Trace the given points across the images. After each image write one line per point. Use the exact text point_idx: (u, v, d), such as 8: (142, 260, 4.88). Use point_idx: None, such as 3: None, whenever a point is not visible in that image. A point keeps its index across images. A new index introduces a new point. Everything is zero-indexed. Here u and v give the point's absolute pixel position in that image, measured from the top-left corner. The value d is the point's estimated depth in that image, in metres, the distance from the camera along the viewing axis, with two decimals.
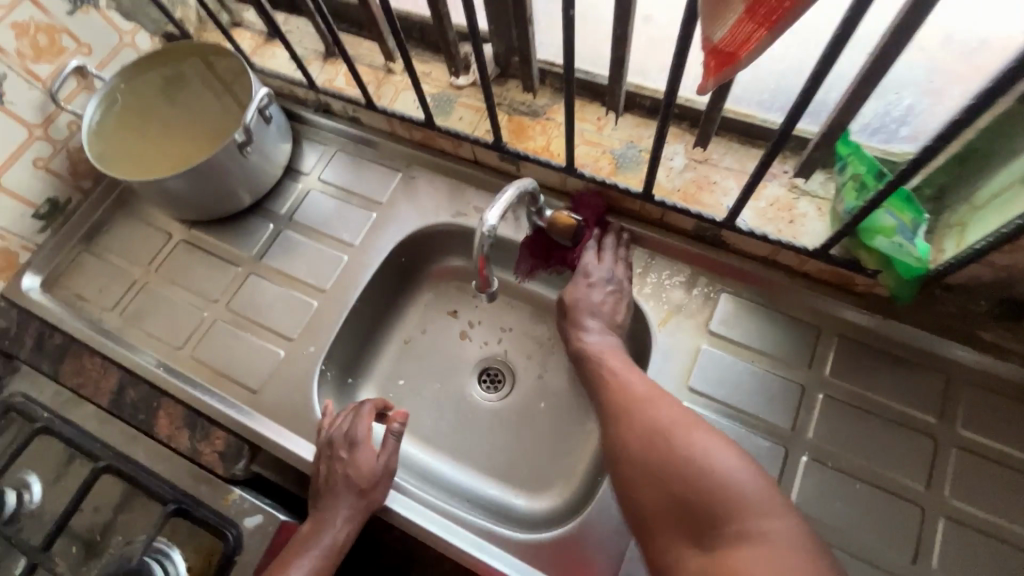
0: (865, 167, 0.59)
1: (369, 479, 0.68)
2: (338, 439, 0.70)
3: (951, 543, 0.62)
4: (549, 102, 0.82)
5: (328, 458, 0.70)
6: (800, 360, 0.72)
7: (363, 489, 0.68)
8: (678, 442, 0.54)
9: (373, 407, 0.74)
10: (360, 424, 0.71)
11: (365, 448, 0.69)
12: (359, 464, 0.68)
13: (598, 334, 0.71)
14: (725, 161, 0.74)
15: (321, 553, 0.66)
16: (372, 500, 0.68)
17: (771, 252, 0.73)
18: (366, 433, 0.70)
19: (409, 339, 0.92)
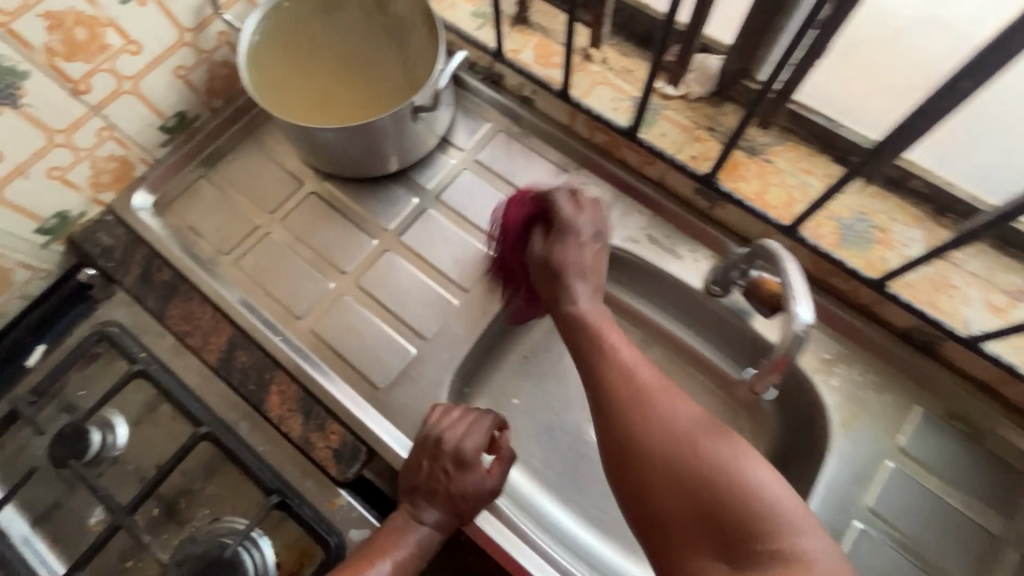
0: None
1: (472, 501, 0.60)
2: (446, 449, 0.60)
3: None
4: (771, 142, 0.71)
5: (430, 459, 0.60)
6: (996, 506, 0.63)
7: (463, 508, 0.60)
8: (701, 455, 0.46)
9: (494, 421, 0.63)
10: (473, 440, 0.60)
11: (475, 468, 0.60)
12: (467, 485, 0.59)
13: (579, 289, 0.56)
14: (972, 265, 0.64)
15: (405, 556, 0.57)
16: (466, 516, 0.61)
17: (998, 380, 0.64)
18: (478, 452, 0.60)
19: (530, 355, 0.83)
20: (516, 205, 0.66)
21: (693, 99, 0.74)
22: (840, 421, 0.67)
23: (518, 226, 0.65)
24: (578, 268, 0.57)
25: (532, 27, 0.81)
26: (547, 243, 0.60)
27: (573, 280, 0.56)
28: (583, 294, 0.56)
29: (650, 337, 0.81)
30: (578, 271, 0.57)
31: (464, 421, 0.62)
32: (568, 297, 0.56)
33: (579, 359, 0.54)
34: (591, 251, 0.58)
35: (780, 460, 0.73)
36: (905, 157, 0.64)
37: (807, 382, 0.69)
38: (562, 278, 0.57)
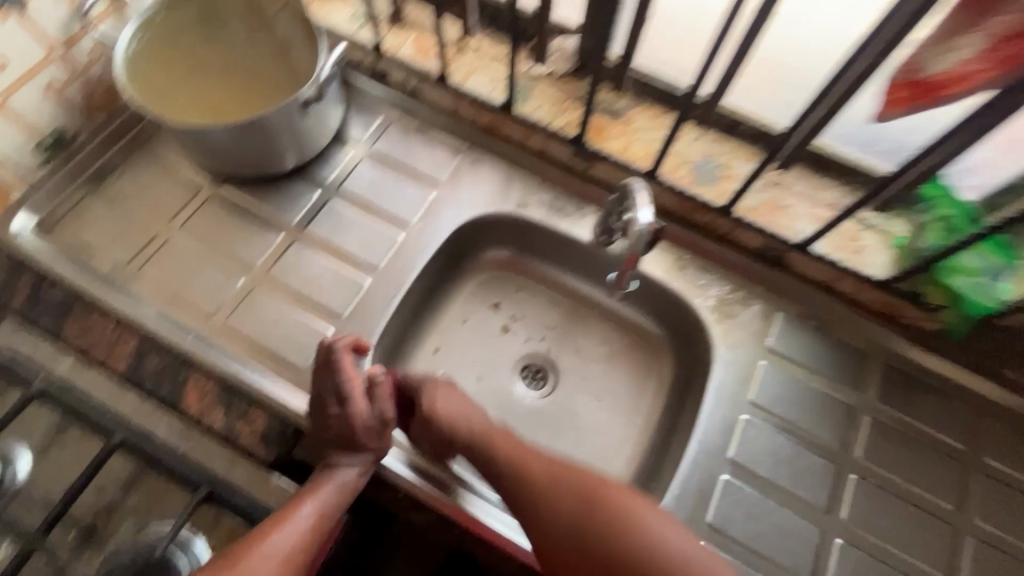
0: (956, 211, 0.64)
1: (371, 434, 0.64)
2: (325, 394, 0.62)
3: (978, 560, 0.67)
4: (630, 105, 0.81)
5: (317, 414, 0.63)
6: (849, 383, 0.76)
7: (367, 441, 0.64)
8: (606, 522, 0.57)
9: (348, 347, 0.65)
10: (343, 375, 0.63)
11: (358, 402, 0.63)
12: (356, 419, 0.62)
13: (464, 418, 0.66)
14: (798, 187, 0.77)
15: (331, 490, 0.61)
16: (378, 449, 0.65)
17: (832, 278, 0.76)
18: (354, 386, 0.63)
19: (439, 347, 0.88)
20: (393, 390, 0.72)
21: (559, 76, 0.84)
22: (721, 333, 0.77)
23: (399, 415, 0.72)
24: (461, 398, 0.68)
25: (408, 26, 0.87)
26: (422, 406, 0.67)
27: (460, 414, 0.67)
28: (472, 417, 0.66)
29: (555, 294, 0.92)
30: (470, 416, 0.67)
31: (329, 363, 0.63)
32: (459, 433, 0.65)
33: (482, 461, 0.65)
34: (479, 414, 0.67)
35: (679, 379, 0.84)
36: (727, 103, 0.76)
37: (687, 306, 0.80)
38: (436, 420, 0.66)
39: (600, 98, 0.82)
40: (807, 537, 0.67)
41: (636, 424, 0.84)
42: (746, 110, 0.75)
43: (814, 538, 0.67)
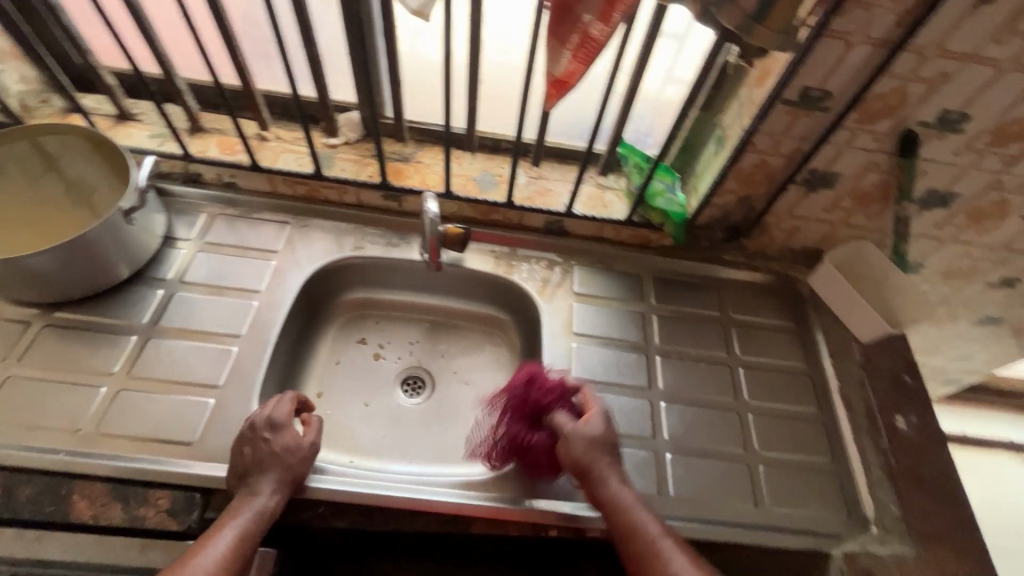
0: (639, 157, 0.97)
1: (296, 456, 0.71)
2: (260, 421, 0.71)
3: (750, 380, 0.95)
4: (416, 150, 1.03)
5: (250, 441, 0.70)
6: (635, 297, 1.03)
7: (293, 464, 0.71)
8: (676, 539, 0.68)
9: (293, 396, 0.76)
10: (282, 408, 0.73)
11: (289, 429, 0.72)
12: (286, 440, 0.71)
13: (613, 478, 0.72)
14: (555, 175, 1.05)
15: (252, 517, 0.65)
16: (300, 474, 0.71)
17: (598, 230, 1.04)
18: (289, 415, 0.73)
19: (322, 392, 0.97)
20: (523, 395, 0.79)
21: (353, 142, 1.03)
22: (539, 293, 1.00)
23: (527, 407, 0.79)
24: (610, 452, 0.74)
25: (208, 131, 1.00)
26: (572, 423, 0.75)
27: (608, 466, 0.73)
28: (615, 481, 0.72)
29: (411, 314, 1.08)
30: (619, 486, 0.72)
31: (272, 401, 0.74)
32: (605, 486, 0.71)
33: (599, 474, 0.72)
34: (619, 486, 0.72)
35: (526, 342, 1.03)
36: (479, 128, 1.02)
37: (510, 283, 1.02)
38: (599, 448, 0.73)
39: (392, 150, 1.02)
40: (642, 410, 0.89)
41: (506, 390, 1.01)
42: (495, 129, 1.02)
43: (647, 409, 0.89)
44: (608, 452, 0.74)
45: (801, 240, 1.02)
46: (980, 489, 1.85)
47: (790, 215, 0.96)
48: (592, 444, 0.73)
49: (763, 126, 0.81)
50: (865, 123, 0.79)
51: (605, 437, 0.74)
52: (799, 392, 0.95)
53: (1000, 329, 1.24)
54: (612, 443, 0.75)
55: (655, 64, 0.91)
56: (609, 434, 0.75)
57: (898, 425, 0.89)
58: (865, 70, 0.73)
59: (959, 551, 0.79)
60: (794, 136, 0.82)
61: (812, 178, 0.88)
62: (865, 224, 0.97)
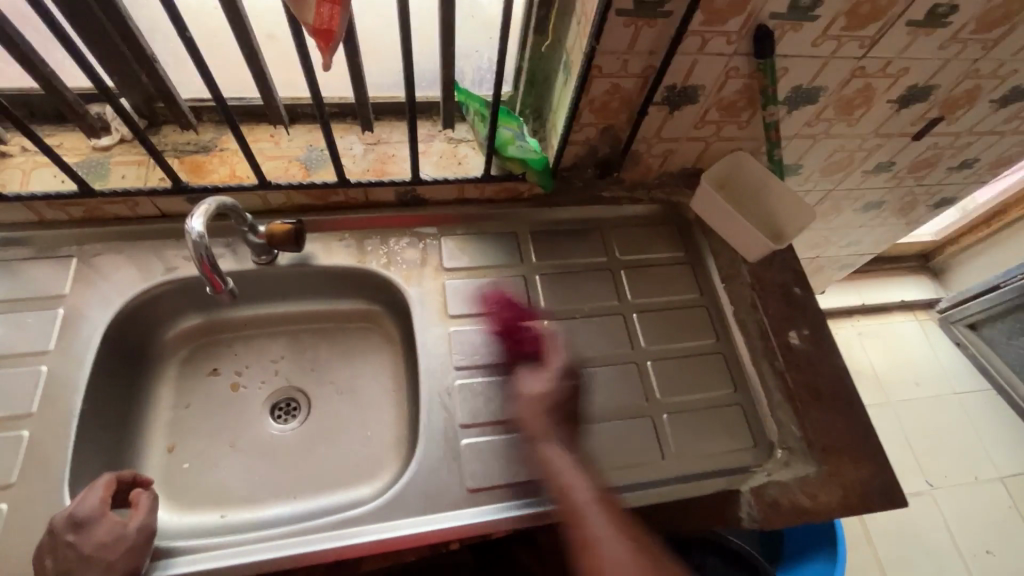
0: (478, 103, 0.83)
1: (116, 550, 0.59)
2: (59, 523, 0.58)
3: (645, 324, 0.89)
4: (216, 135, 0.84)
5: (51, 549, 0.58)
6: (515, 259, 0.92)
7: (114, 561, 0.59)
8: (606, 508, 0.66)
9: (112, 478, 0.63)
10: (91, 498, 0.60)
11: (103, 521, 0.60)
12: (99, 536, 0.59)
13: (556, 445, 0.71)
14: (394, 136, 0.89)
15: None
16: (128, 569, 0.59)
17: (459, 192, 0.91)
18: (100, 506, 0.60)
19: (174, 445, 0.82)
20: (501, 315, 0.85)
21: (131, 139, 0.82)
22: (405, 279, 0.87)
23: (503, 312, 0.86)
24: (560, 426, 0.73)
25: None
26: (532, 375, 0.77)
27: (557, 437, 0.72)
28: (557, 447, 0.71)
29: (268, 328, 0.92)
30: (559, 453, 0.70)
31: (81, 492, 0.61)
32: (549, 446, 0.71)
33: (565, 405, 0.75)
34: (560, 453, 0.70)
35: (406, 333, 0.91)
36: (287, 95, 0.84)
37: (370, 272, 0.88)
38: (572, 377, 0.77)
39: (185, 141, 0.83)
40: None
41: (393, 390, 0.91)
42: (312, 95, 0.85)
43: None
44: (556, 411, 0.74)
45: (677, 163, 0.94)
46: (882, 349, 2.00)
47: (659, 138, 0.87)
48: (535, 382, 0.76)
49: (602, 46, 0.68)
50: (713, 25, 0.68)
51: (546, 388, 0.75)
52: (696, 327, 0.90)
53: (882, 211, 1.25)
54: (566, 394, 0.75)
55: None
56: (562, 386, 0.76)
57: (792, 341, 0.87)
58: None
59: (858, 457, 0.79)
60: (640, 51, 0.71)
61: (672, 96, 0.78)
62: (737, 134, 0.89)
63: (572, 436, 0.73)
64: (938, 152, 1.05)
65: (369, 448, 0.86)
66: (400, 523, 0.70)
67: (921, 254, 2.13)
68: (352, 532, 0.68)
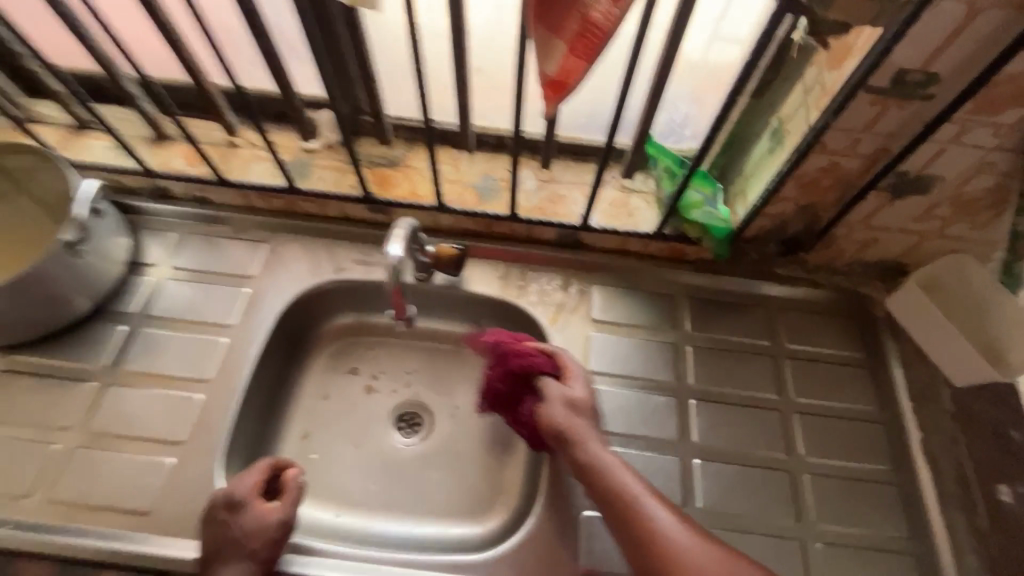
0: (671, 159, 0.80)
1: (259, 538, 0.60)
2: (217, 499, 0.60)
3: (807, 429, 0.78)
4: (405, 152, 0.89)
5: (209, 522, 0.61)
6: (666, 324, 0.86)
7: (256, 548, 0.60)
8: (658, 549, 0.58)
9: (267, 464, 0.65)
10: (246, 481, 0.62)
11: (251, 506, 0.60)
12: (247, 521, 0.60)
13: (595, 442, 0.68)
14: (568, 177, 0.88)
15: None
16: (268, 557, 0.60)
17: (621, 243, 0.87)
18: (251, 490, 0.61)
19: (308, 433, 0.87)
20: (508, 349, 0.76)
21: (334, 145, 0.89)
22: (549, 321, 0.85)
23: (502, 369, 0.75)
24: (591, 415, 0.72)
25: (172, 139, 0.88)
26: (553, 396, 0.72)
27: (587, 424, 0.70)
28: (596, 443, 0.67)
29: (409, 339, 0.95)
30: (590, 447, 0.67)
31: (242, 471, 0.64)
32: (585, 449, 0.67)
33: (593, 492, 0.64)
34: (601, 450, 0.67)
35: None
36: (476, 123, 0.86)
37: (517, 309, 0.87)
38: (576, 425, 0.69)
39: (377, 153, 0.88)
40: (670, 471, 0.75)
41: (514, 430, 0.88)
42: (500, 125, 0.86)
43: (675, 467, 0.75)
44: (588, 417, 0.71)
45: (877, 254, 0.82)
46: None
47: (867, 224, 0.76)
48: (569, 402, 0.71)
49: (835, 123, 0.61)
50: (982, 115, 0.58)
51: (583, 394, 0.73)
52: (869, 448, 0.77)
53: None
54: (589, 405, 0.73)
55: (724, 24, 0.72)
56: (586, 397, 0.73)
57: (1001, 497, 0.71)
58: (993, 44, 0.51)
59: None
60: (878, 132, 0.62)
61: (899, 184, 0.68)
62: (965, 235, 0.76)
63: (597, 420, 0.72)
64: None
65: (481, 485, 0.84)
66: None
67: None
68: None
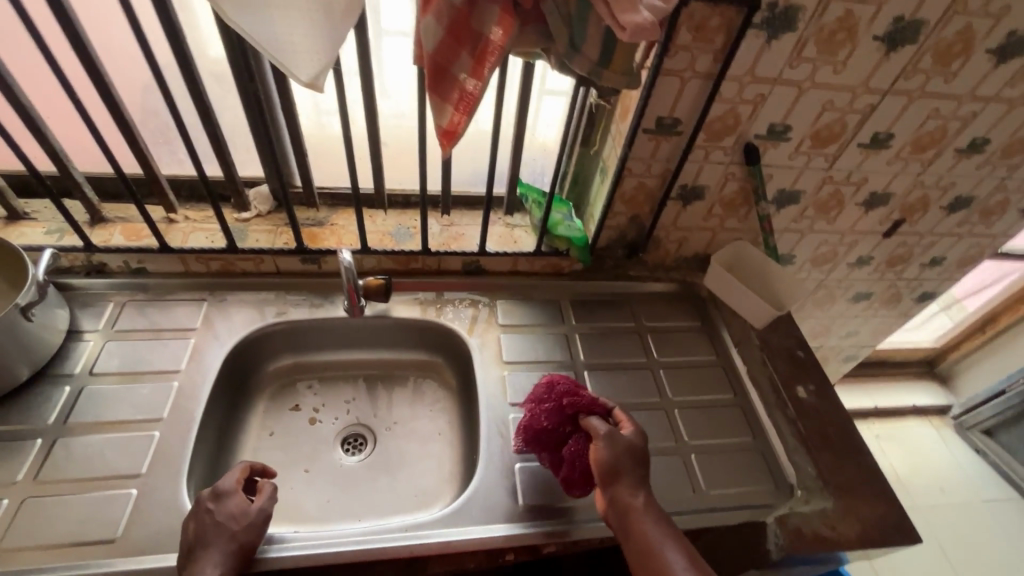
0: (536, 193, 1.10)
1: (240, 521, 0.70)
2: (205, 492, 0.71)
3: (671, 377, 1.03)
4: (329, 214, 1.08)
5: (195, 515, 0.70)
6: (556, 321, 1.09)
7: (237, 531, 0.69)
8: None
9: (248, 467, 0.77)
10: (230, 477, 0.73)
11: (234, 495, 0.71)
12: (230, 507, 0.70)
13: (639, 491, 0.76)
14: (465, 220, 1.13)
15: None
16: (246, 540, 0.69)
17: (512, 264, 1.11)
18: (235, 483, 0.73)
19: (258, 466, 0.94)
20: (557, 391, 0.84)
21: (266, 214, 1.05)
22: (467, 330, 1.04)
23: (554, 402, 0.83)
24: (637, 467, 0.78)
25: (110, 221, 0.99)
26: (605, 436, 0.79)
27: (632, 478, 0.77)
28: (635, 492, 0.75)
29: (346, 372, 1.07)
30: (632, 494, 0.75)
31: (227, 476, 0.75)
32: (624, 495, 0.75)
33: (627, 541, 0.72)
34: (641, 501, 0.74)
35: (462, 380, 1.06)
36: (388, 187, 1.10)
37: (439, 326, 1.05)
38: (623, 469, 0.77)
39: (306, 217, 1.06)
40: None
41: (449, 432, 1.03)
42: (407, 187, 1.10)
43: None
44: (637, 465, 0.78)
45: (690, 249, 1.15)
46: (900, 452, 2.07)
47: (675, 226, 1.09)
48: (619, 449, 0.78)
49: (632, 154, 0.93)
50: (713, 141, 0.93)
51: (632, 441, 0.80)
52: (714, 383, 1.04)
53: (872, 303, 1.43)
54: (641, 455, 0.79)
55: None
56: (638, 445, 0.80)
57: (800, 395, 1.00)
58: (701, 99, 0.88)
59: (869, 497, 0.89)
60: (660, 158, 0.96)
61: (684, 192, 1.02)
62: (737, 226, 1.11)
63: (643, 471, 0.78)
64: (909, 250, 1.26)
65: (426, 481, 0.96)
66: (464, 529, 0.79)
67: (925, 361, 2.27)
68: (423, 534, 0.78)
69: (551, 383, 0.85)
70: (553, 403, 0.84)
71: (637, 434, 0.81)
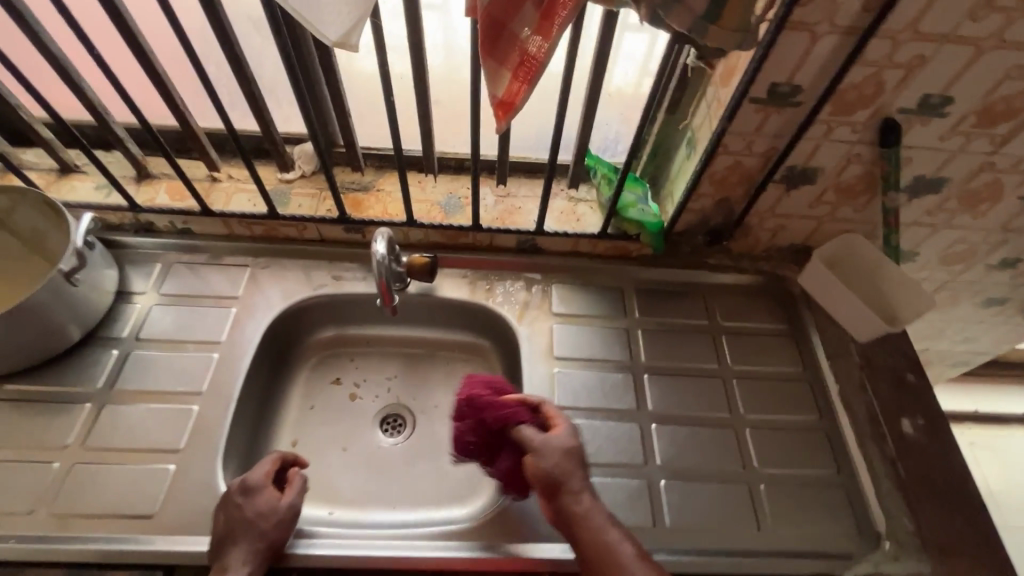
0: (606, 167, 0.94)
1: (269, 519, 0.68)
2: (234, 484, 0.69)
3: (745, 390, 0.90)
4: (375, 178, 0.99)
5: (224, 506, 0.68)
6: (618, 313, 0.97)
7: (265, 529, 0.67)
8: None
9: (279, 458, 0.74)
10: (259, 470, 0.71)
11: (263, 490, 0.69)
12: (260, 504, 0.68)
13: (584, 494, 0.69)
14: (522, 191, 1.00)
15: None
16: (274, 538, 0.67)
17: (573, 245, 0.99)
18: (264, 477, 0.70)
19: (297, 440, 0.92)
20: (476, 403, 0.75)
21: (310, 174, 0.98)
22: (517, 317, 0.95)
23: (473, 417, 0.75)
24: (577, 466, 0.71)
25: (156, 177, 0.95)
26: (535, 451, 0.71)
27: (576, 482, 0.70)
28: (581, 498, 0.69)
29: (388, 348, 1.02)
30: (577, 500, 0.69)
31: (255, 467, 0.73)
32: (570, 503, 0.68)
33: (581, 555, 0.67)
34: (587, 505, 0.68)
35: (507, 369, 0.98)
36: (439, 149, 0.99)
37: (486, 309, 0.97)
38: (564, 479, 0.69)
39: (349, 180, 0.98)
40: (631, 436, 0.85)
41: None
42: (460, 151, 0.99)
43: (636, 433, 0.85)
44: (576, 464, 0.71)
45: (786, 239, 0.97)
46: (998, 464, 1.83)
47: (773, 214, 0.91)
48: (553, 456, 0.71)
49: (731, 128, 0.76)
50: (841, 115, 0.74)
51: (564, 445, 0.72)
52: (798, 401, 0.89)
53: (1006, 309, 1.19)
54: (579, 454, 0.72)
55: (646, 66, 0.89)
56: (573, 445, 0.72)
57: (904, 429, 0.84)
58: (834, 62, 0.68)
59: (976, 563, 0.74)
60: (766, 134, 0.77)
61: (791, 175, 0.83)
62: (852, 217, 0.91)
63: (582, 470, 0.71)
64: None
65: (464, 474, 0.91)
66: (496, 545, 0.74)
67: None
68: (453, 545, 0.73)
69: (467, 393, 0.76)
70: (472, 420, 0.75)
71: (569, 434, 0.73)
